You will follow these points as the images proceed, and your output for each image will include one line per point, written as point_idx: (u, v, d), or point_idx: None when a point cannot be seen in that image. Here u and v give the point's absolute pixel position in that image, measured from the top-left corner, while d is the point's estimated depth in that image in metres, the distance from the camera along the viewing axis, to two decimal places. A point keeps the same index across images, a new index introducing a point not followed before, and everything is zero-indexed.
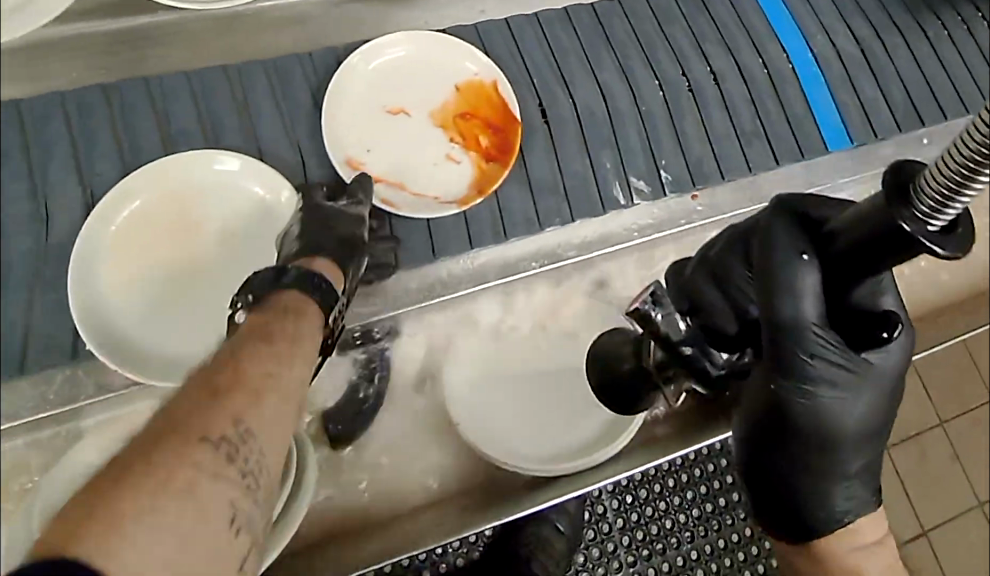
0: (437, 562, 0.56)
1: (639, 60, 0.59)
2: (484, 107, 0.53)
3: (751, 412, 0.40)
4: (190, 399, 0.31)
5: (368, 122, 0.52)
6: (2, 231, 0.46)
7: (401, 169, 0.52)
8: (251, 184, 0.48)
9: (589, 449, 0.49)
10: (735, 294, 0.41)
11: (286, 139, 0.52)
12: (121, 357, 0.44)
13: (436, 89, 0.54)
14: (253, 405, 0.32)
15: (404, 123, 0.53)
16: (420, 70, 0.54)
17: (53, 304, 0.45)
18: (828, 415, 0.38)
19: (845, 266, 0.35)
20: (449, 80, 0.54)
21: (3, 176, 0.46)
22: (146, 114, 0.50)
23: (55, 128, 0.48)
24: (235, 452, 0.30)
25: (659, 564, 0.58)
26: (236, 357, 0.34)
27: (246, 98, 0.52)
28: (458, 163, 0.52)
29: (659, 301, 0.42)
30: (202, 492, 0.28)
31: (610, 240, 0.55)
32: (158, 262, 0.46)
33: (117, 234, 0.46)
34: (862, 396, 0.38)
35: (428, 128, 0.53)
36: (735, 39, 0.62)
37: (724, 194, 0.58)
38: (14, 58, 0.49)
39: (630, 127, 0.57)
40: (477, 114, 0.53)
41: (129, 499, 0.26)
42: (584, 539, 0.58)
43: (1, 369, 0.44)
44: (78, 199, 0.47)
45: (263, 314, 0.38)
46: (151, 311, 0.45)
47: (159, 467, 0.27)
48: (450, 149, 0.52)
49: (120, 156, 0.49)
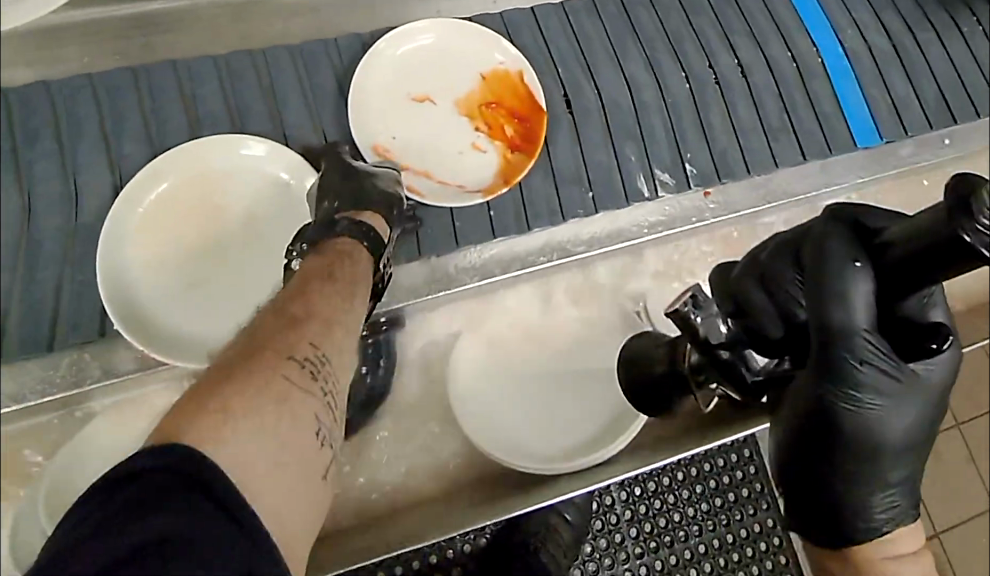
0: (444, 547, 0.55)
1: (665, 52, 0.59)
2: (509, 96, 0.53)
3: (792, 417, 0.39)
4: (266, 330, 0.33)
5: (393, 108, 0.53)
6: (35, 210, 0.47)
7: (426, 157, 0.52)
8: (274, 169, 0.49)
9: (592, 445, 0.49)
10: (783, 299, 0.40)
11: (310, 124, 0.52)
12: (147, 336, 0.45)
13: (459, 76, 0.54)
14: (325, 333, 0.34)
15: (430, 110, 0.53)
16: (446, 59, 0.54)
17: (81, 283, 0.46)
18: (869, 422, 0.37)
19: (899, 275, 0.34)
20: (470, 66, 0.54)
21: (36, 158, 0.48)
22: (174, 100, 0.51)
23: (86, 111, 0.49)
24: (316, 371, 0.32)
25: (666, 557, 0.56)
26: (302, 292, 0.36)
27: (271, 84, 0.53)
28: (484, 153, 0.52)
29: (700, 305, 0.43)
30: (292, 403, 0.30)
31: (619, 237, 0.55)
32: (184, 244, 0.47)
33: (144, 216, 0.47)
34: (904, 404, 0.38)
35: (453, 117, 0.53)
36: (764, 32, 0.61)
37: (738, 191, 0.57)
38: (29, 43, 0.50)
39: (655, 120, 0.57)
40: (502, 104, 0.53)
41: (226, 404, 0.28)
42: (591, 530, 0.57)
43: (31, 345, 0.46)
44: (107, 182, 0.48)
45: (321, 258, 0.40)
46: (177, 292, 0.46)
47: (249, 380, 0.29)
48: (476, 139, 0.53)
49: (149, 139, 0.50)
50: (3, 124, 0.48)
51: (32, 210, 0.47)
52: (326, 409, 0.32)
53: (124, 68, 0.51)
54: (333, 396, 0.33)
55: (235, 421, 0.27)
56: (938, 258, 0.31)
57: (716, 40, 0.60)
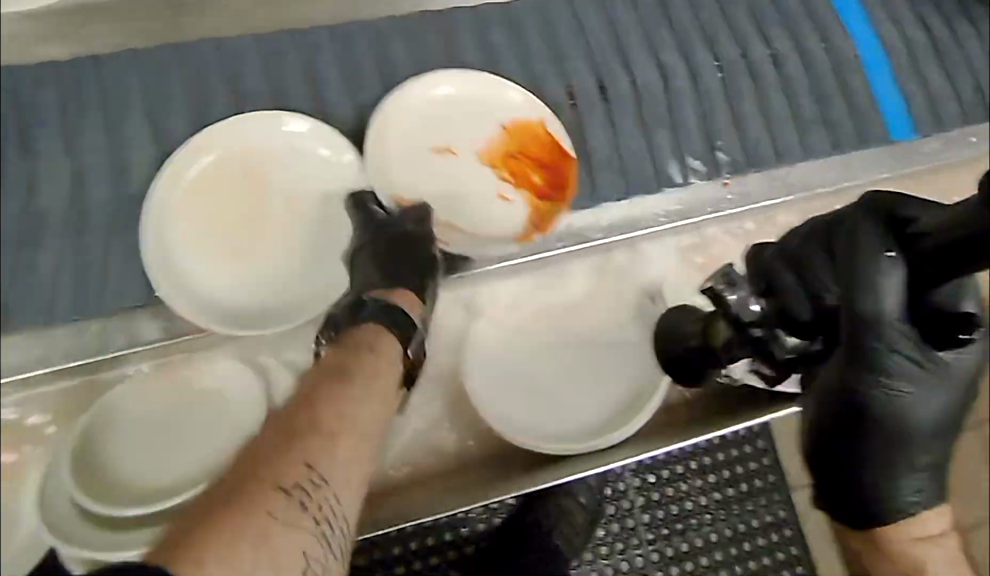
0: (457, 524, 0.56)
1: (698, 38, 0.59)
2: (534, 146, 0.52)
3: (821, 402, 0.38)
4: (269, 446, 0.35)
5: (417, 152, 0.51)
6: (85, 181, 0.49)
7: (449, 205, 0.51)
8: (316, 147, 0.50)
9: (607, 428, 0.50)
10: (815, 283, 0.37)
11: (348, 102, 0.54)
12: (188, 302, 0.47)
13: (489, 111, 0.52)
14: (326, 449, 0.36)
15: (455, 166, 0.52)
16: (467, 109, 0.52)
17: (126, 250, 0.48)
18: (898, 409, 0.36)
19: (934, 268, 0.33)
20: (502, 104, 0.52)
21: (85, 130, 0.50)
22: (215, 75, 0.52)
23: (132, 84, 0.51)
24: (308, 500, 0.34)
25: (679, 544, 0.58)
26: (313, 402, 0.37)
27: (311, 62, 0.54)
28: (510, 203, 0.52)
29: (733, 283, 0.42)
30: (276, 535, 0.32)
31: (637, 224, 0.55)
32: (227, 215, 0.49)
33: (190, 184, 0.48)
34: (933, 390, 0.36)
35: (476, 171, 0.52)
36: (798, 19, 0.60)
37: (757, 182, 0.58)
38: (80, 18, 0.52)
39: (687, 107, 0.57)
40: (527, 153, 0.52)
41: (210, 541, 0.30)
42: (604, 514, 0.58)
43: (82, 309, 0.47)
44: (152, 153, 0.50)
45: (340, 351, 0.41)
46: (218, 261, 0.48)
47: (240, 518, 0.31)
48: (502, 187, 0.52)
49: (191, 112, 0.51)
50: (55, 97, 0.50)
51: (83, 181, 0.49)
52: (318, 539, 0.33)
53: (168, 44, 0.52)
54: (331, 520, 0.34)
55: (216, 555, 0.30)
56: (975, 250, 0.30)
57: (753, 29, 0.60)
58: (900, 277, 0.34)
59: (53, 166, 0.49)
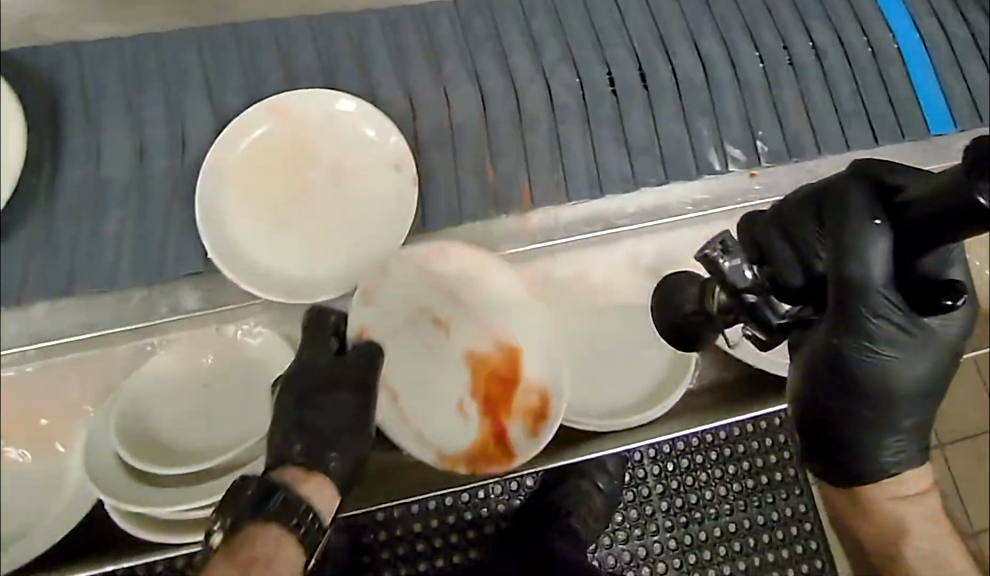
0: (479, 505, 0.62)
1: (740, 32, 0.60)
2: (514, 400, 0.48)
3: (808, 372, 0.37)
4: None
5: (403, 322, 0.48)
6: (146, 152, 0.51)
7: (419, 376, 0.49)
8: (363, 126, 0.51)
9: (634, 408, 0.51)
10: (804, 250, 0.36)
11: (398, 83, 0.55)
12: (237, 268, 0.48)
13: (490, 319, 0.49)
14: None
15: (441, 341, 0.49)
16: (466, 304, 0.49)
17: (183, 219, 0.50)
18: (882, 376, 0.37)
19: (919, 240, 0.32)
20: (504, 280, 0.49)
21: (146, 103, 0.52)
22: (270, 54, 0.54)
23: (191, 61, 0.53)
24: None
25: (695, 532, 0.63)
26: None
27: (362, 44, 0.56)
28: (468, 421, 0.49)
29: (730, 250, 0.35)
30: None
31: (665, 212, 0.56)
32: (276, 188, 0.50)
33: (244, 156, 0.50)
34: (915, 356, 0.37)
35: (457, 369, 0.49)
36: (839, 16, 0.62)
37: (789, 173, 0.58)
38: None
39: (728, 97, 0.58)
40: (502, 404, 0.48)
41: None
42: (623, 500, 0.63)
43: (141, 275, 0.49)
44: (209, 126, 0.52)
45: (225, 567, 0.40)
46: (266, 231, 0.50)
47: None
48: (465, 399, 0.49)
49: (248, 89, 0.53)
50: (118, 70, 0.52)
51: (143, 151, 0.51)
52: None
53: (227, 24, 0.54)
54: None
55: None
56: (953, 220, 0.30)
57: (795, 24, 0.61)
58: (885, 245, 0.34)
59: (115, 136, 0.51)
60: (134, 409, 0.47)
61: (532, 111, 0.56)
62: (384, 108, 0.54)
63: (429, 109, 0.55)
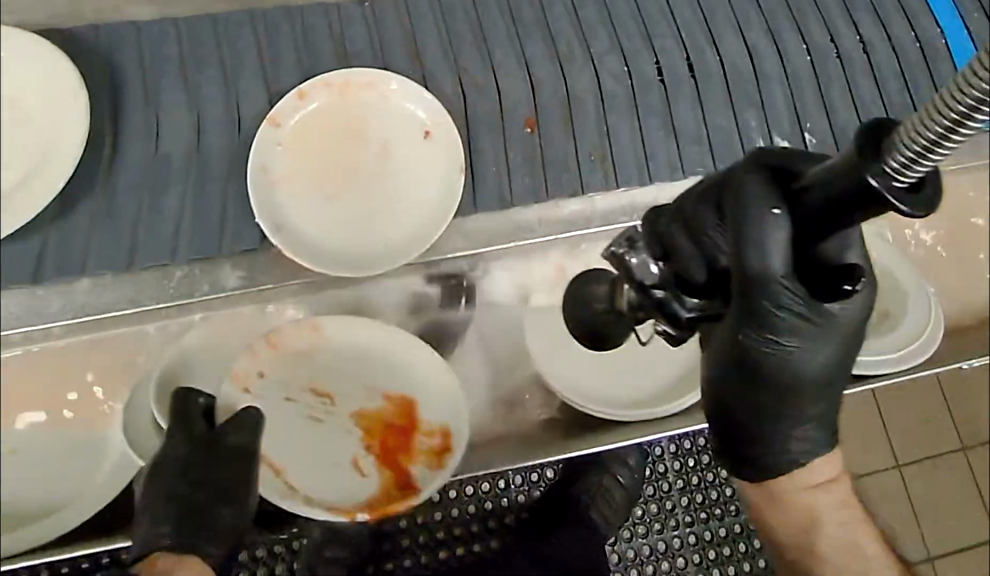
0: (501, 494, 0.62)
1: (788, 25, 0.61)
2: (404, 444, 0.48)
3: (720, 363, 0.37)
4: None
5: (287, 392, 0.48)
6: (203, 130, 0.52)
7: (301, 444, 0.47)
8: (415, 108, 0.51)
9: (671, 395, 0.51)
10: (709, 244, 0.34)
11: (448, 67, 0.56)
12: (286, 239, 0.48)
13: (371, 379, 0.49)
14: None
15: (326, 412, 0.48)
16: (359, 359, 0.49)
17: (239, 195, 0.51)
18: (785, 364, 0.36)
19: (819, 225, 0.31)
20: (409, 353, 0.49)
21: (202, 82, 0.53)
22: (323, 38, 0.55)
23: (247, 43, 0.54)
24: None
25: (714, 527, 0.64)
26: None
27: (413, 29, 0.56)
28: (364, 476, 0.47)
29: (635, 244, 0.36)
30: None
31: None
32: (327, 162, 0.50)
33: (297, 128, 0.50)
34: (820, 344, 0.36)
35: (341, 430, 0.48)
36: (885, 10, 0.62)
37: None
38: None
39: (775, 88, 0.59)
40: (397, 450, 0.48)
41: None
42: (644, 494, 0.64)
43: (193, 249, 0.50)
44: (262, 100, 0.53)
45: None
46: (316, 204, 0.49)
47: None
48: (361, 453, 0.47)
49: (301, 71, 0.54)
50: (175, 50, 0.53)
51: (200, 129, 0.52)
52: None
53: (281, 8, 0.55)
54: None
55: None
56: (852, 203, 0.28)
57: (841, 18, 0.61)
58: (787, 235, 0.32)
59: (172, 114, 0.52)
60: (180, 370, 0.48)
61: (581, 98, 0.56)
62: (434, 91, 0.55)
63: (478, 93, 0.55)
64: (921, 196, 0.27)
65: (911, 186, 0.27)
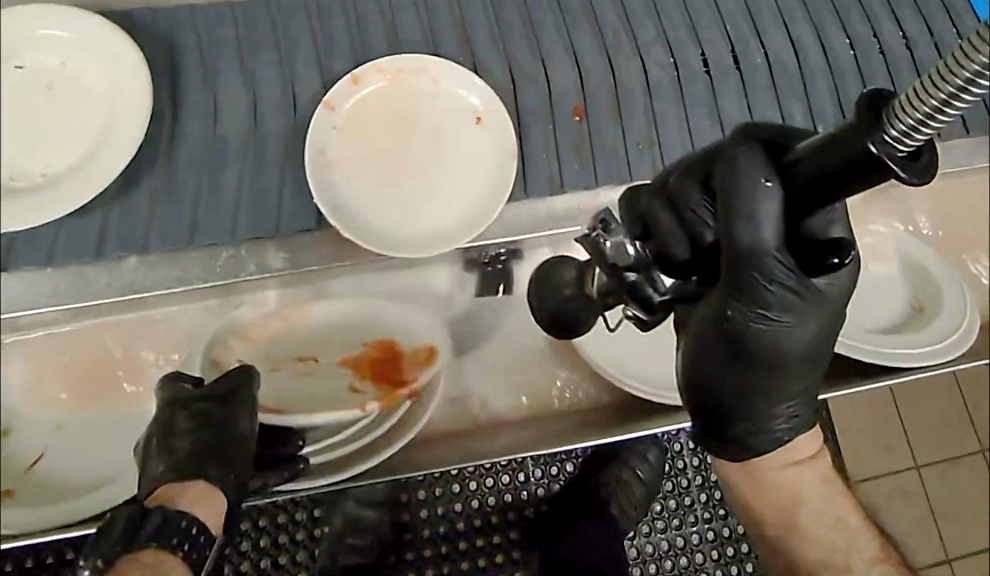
0: (520, 487, 0.62)
1: (832, 21, 0.61)
2: (389, 369, 0.50)
3: (695, 344, 0.35)
4: None
5: (291, 357, 0.50)
6: (259, 111, 0.54)
7: (299, 396, 0.50)
8: (469, 95, 0.52)
9: None
10: (691, 220, 0.34)
11: (497, 53, 0.57)
12: (341, 218, 0.49)
13: (358, 325, 0.51)
14: None
15: (316, 368, 0.50)
16: (352, 318, 0.51)
17: (292, 175, 0.53)
18: (773, 344, 0.34)
19: (812, 199, 0.29)
20: (397, 308, 0.51)
21: (258, 65, 0.55)
22: (377, 25, 0.57)
23: (303, 28, 0.56)
24: None
25: (735, 525, 0.63)
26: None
27: (463, 18, 0.58)
28: (364, 398, 0.49)
29: (612, 228, 0.34)
30: None
31: None
32: (381, 146, 0.51)
33: (353, 111, 0.51)
34: (807, 323, 0.34)
35: (336, 374, 0.50)
36: (929, 7, 0.62)
37: None
38: None
39: (820, 82, 0.59)
40: (384, 376, 0.50)
41: None
42: (662, 490, 0.64)
43: (246, 226, 0.51)
44: (316, 84, 0.55)
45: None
46: (370, 185, 0.50)
47: None
48: (356, 381, 0.50)
49: (354, 57, 0.56)
50: (232, 33, 0.56)
51: (256, 110, 0.54)
52: None
53: None
54: None
55: None
56: (843, 174, 0.26)
57: (885, 15, 0.62)
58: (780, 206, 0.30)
59: (229, 95, 0.54)
60: (224, 345, 0.50)
61: (628, 88, 0.57)
62: (483, 76, 0.56)
63: (527, 81, 0.56)
64: (920, 166, 0.25)
65: (912, 153, 0.25)
